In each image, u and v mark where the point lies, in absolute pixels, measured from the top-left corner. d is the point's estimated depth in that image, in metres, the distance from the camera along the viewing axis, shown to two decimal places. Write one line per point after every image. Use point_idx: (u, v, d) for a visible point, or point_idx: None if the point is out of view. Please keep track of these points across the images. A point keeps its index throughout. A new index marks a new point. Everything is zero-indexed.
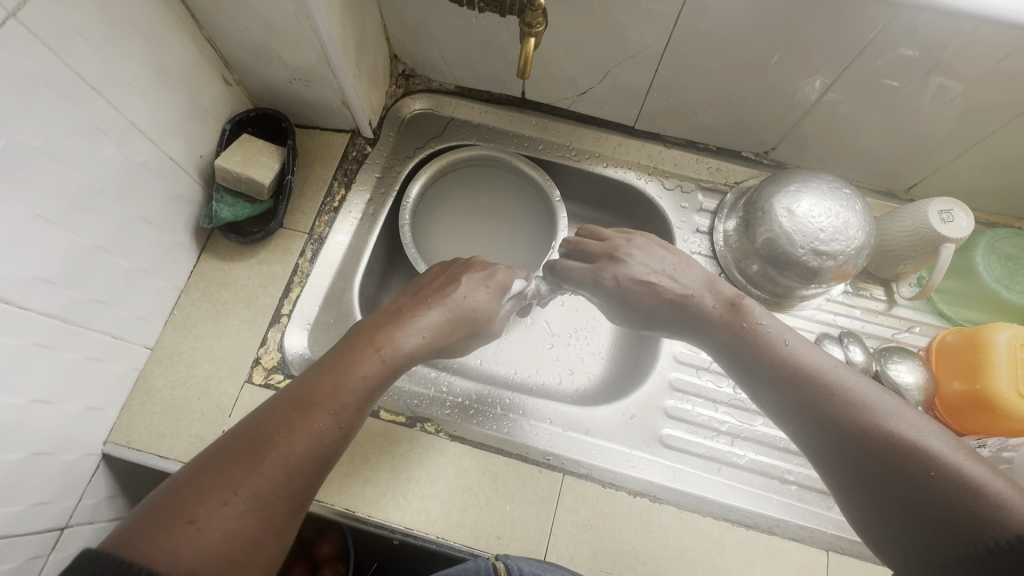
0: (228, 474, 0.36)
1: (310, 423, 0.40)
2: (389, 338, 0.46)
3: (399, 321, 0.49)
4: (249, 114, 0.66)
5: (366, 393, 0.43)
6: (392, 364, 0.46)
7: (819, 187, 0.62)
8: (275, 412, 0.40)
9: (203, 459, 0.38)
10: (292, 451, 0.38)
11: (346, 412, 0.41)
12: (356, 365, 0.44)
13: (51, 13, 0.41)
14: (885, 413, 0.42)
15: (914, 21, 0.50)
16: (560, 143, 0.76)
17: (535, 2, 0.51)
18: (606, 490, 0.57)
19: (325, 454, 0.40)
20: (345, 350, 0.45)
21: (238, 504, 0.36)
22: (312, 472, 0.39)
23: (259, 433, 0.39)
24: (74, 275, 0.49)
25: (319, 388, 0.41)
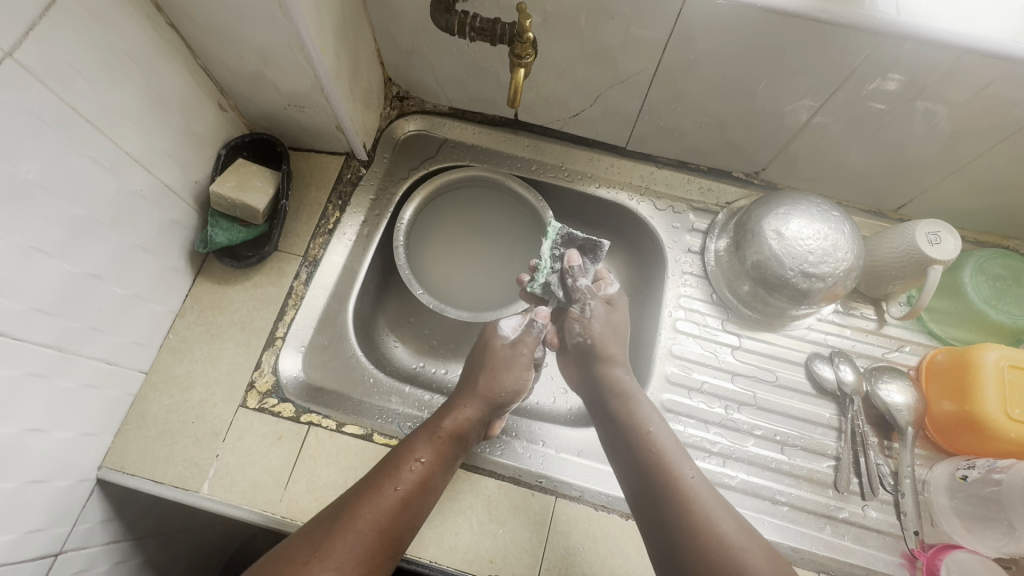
0: (313, 541, 0.45)
1: (376, 497, 0.49)
2: (442, 421, 0.56)
3: (449, 408, 0.58)
4: (244, 139, 0.67)
5: (423, 470, 0.52)
6: (445, 444, 0.54)
7: (807, 209, 0.63)
8: (352, 492, 0.50)
9: (289, 542, 0.46)
10: (363, 522, 0.47)
11: (406, 487, 0.50)
12: (415, 451, 0.53)
13: (47, 50, 0.42)
14: (704, 503, 0.51)
15: (897, 50, 0.51)
16: (552, 163, 0.77)
17: (525, 34, 0.53)
18: (597, 513, 0.57)
19: (391, 527, 0.48)
20: (409, 437, 0.55)
21: (322, 569, 0.44)
22: (380, 543, 0.47)
23: (339, 507, 0.48)
24: (69, 304, 0.49)
25: (386, 470, 0.51)
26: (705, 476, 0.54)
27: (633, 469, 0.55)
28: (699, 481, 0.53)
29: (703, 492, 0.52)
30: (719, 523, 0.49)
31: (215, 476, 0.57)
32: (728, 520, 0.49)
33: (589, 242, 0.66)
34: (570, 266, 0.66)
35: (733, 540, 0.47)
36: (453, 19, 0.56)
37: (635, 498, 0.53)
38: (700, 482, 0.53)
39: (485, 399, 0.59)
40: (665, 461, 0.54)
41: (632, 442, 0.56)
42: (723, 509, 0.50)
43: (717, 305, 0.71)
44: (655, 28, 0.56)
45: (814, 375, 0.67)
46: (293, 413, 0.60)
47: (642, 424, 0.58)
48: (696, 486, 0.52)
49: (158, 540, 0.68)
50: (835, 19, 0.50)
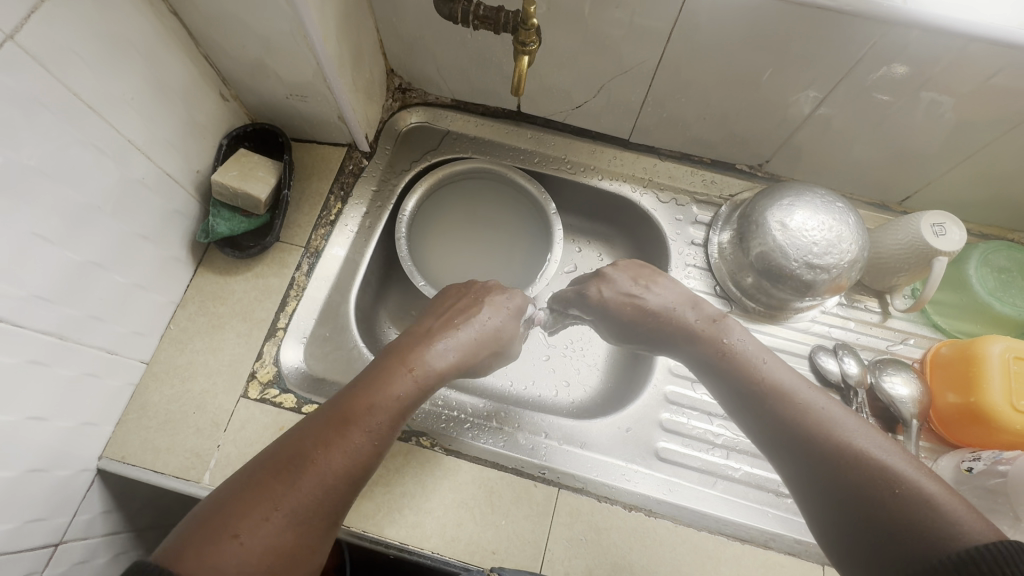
0: (273, 490, 0.41)
1: (346, 442, 0.44)
2: (416, 361, 0.50)
3: (421, 348, 0.51)
4: (246, 129, 0.66)
5: (397, 410, 0.47)
6: (424, 382, 0.49)
7: (812, 200, 0.62)
8: (314, 427, 0.44)
9: (244, 478, 0.42)
10: (330, 468, 0.42)
11: (379, 432, 0.45)
12: (390, 386, 0.47)
13: (49, 34, 0.42)
14: (844, 436, 0.46)
15: (904, 38, 0.51)
16: (555, 156, 0.76)
17: (529, 22, 0.52)
18: (601, 505, 0.57)
19: (358, 473, 0.44)
20: (381, 367, 0.49)
21: (280, 517, 0.40)
22: (344, 491, 0.43)
23: (298, 448, 0.43)
24: (70, 291, 0.49)
25: (354, 411, 0.45)
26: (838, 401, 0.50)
27: (769, 421, 0.51)
28: (835, 414, 0.48)
29: (841, 423, 0.47)
30: (868, 455, 0.44)
31: (216, 466, 0.56)
32: (877, 446, 0.45)
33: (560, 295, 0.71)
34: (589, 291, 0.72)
35: (885, 460, 0.43)
36: (457, 7, 0.55)
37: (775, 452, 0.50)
38: (830, 408, 0.49)
39: (467, 338, 0.54)
40: (792, 402, 0.50)
41: (752, 394, 0.53)
42: (869, 436, 0.46)
43: (721, 297, 0.71)
44: (660, 17, 0.56)
45: (818, 367, 0.66)
46: (295, 403, 0.60)
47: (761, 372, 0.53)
48: (823, 413, 0.48)
49: (158, 533, 0.67)
50: (842, 6, 0.49)
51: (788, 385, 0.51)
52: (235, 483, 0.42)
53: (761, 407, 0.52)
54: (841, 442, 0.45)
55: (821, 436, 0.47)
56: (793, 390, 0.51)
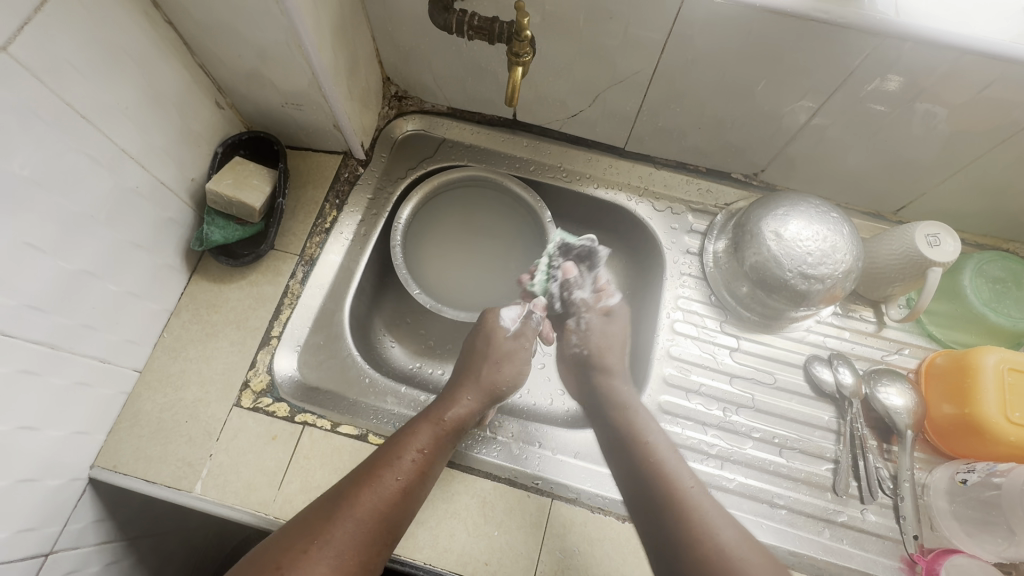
0: (314, 529, 0.47)
1: (378, 485, 0.50)
2: (444, 413, 0.58)
3: (449, 398, 0.61)
4: (241, 137, 0.66)
5: (422, 460, 0.54)
6: (448, 434, 0.57)
7: (807, 210, 0.62)
8: (355, 473, 0.52)
9: (295, 520, 0.48)
10: (362, 514, 0.49)
11: (407, 475, 0.52)
12: (415, 439, 0.55)
13: (42, 45, 0.42)
14: (703, 511, 0.54)
15: (897, 50, 0.51)
16: (551, 164, 0.77)
17: (522, 33, 0.52)
18: (595, 516, 0.56)
19: (391, 514, 0.50)
20: (407, 426, 0.56)
21: (323, 557, 0.46)
22: (378, 530, 0.49)
23: (338, 494, 0.50)
24: (62, 300, 0.49)
25: (386, 461, 0.53)
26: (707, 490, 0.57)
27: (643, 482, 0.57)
28: (698, 488, 0.56)
29: (701, 498, 0.55)
30: (716, 534, 0.51)
31: (208, 476, 0.56)
32: (727, 529, 0.52)
33: (579, 250, 0.72)
34: (568, 276, 0.71)
35: (732, 551, 0.50)
36: (452, 17, 0.56)
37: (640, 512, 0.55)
38: (699, 492, 0.56)
39: (482, 391, 0.62)
40: (665, 473, 0.57)
41: (633, 449, 0.59)
42: (724, 520, 0.53)
43: (716, 306, 0.71)
44: (654, 28, 0.56)
45: (813, 377, 0.66)
46: (288, 412, 0.60)
47: (638, 430, 0.61)
48: (698, 496, 0.55)
49: (150, 541, 0.67)
50: (835, 19, 0.50)
51: (665, 461, 0.58)
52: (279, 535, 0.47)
53: (631, 464, 0.58)
54: (700, 522, 0.52)
55: (681, 508, 0.54)
56: (676, 468, 0.58)
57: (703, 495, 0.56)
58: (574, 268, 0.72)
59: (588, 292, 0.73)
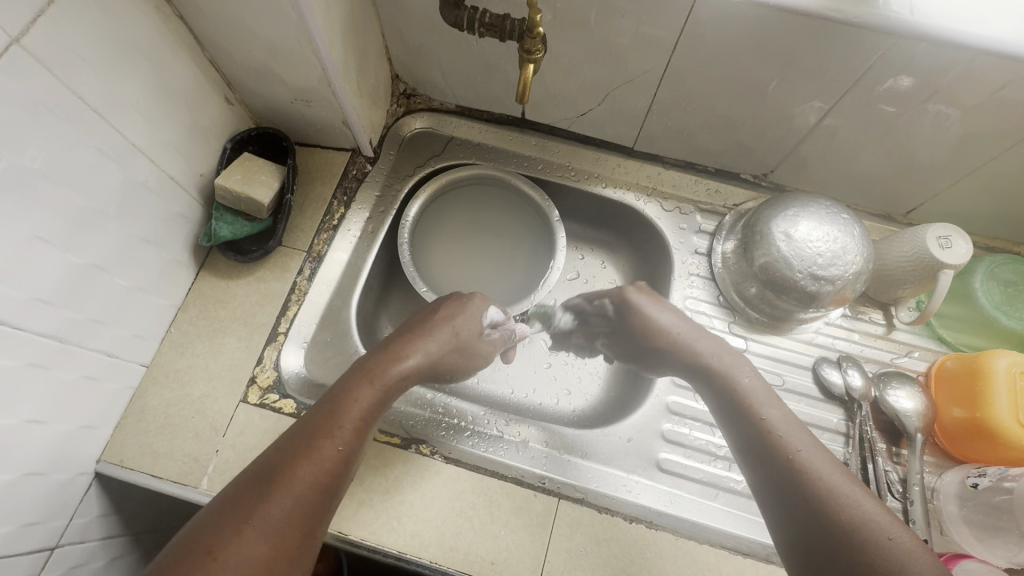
0: (247, 507, 0.39)
1: (316, 455, 0.43)
2: (387, 370, 0.51)
3: (386, 355, 0.52)
4: (250, 133, 0.66)
5: (364, 422, 0.47)
6: (385, 396, 0.50)
7: (817, 210, 0.62)
8: (285, 445, 0.43)
9: (213, 513, 0.39)
10: (300, 487, 0.41)
11: (346, 440, 0.45)
12: (352, 399, 0.47)
13: (53, 37, 0.42)
14: (819, 475, 0.43)
15: (911, 50, 0.51)
16: (559, 163, 0.76)
17: (535, 30, 0.52)
18: (602, 516, 0.56)
19: (332, 482, 0.43)
20: (342, 385, 0.49)
21: (258, 536, 0.38)
22: (318, 502, 0.41)
23: (268, 470, 0.41)
24: (71, 294, 0.49)
25: (322, 425, 0.45)
26: (829, 452, 0.46)
27: (743, 434, 0.50)
28: (816, 452, 0.46)
29: (816, 462, 0.45)
30: (843, 504, 0.41)
31: (214, 472, 0.56)
32: (848, 490, 0.42)
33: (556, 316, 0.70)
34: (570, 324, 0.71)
35: (869, 522, 0.39)
36: (463, 14, 0.56)
37: (749, 463, 0.49)
38: (814, 452, 0.45)
39: (430, 351, 0.54)
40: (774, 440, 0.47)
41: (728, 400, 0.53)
42: (848, 482, 0.43)
43: (724, 307, 0.71)
44: (665, 26, 0.55)
45: (822, 379, 0.66)
46: (294, 409, 0.59)
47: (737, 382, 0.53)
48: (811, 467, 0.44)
49: (155, 536, 0.67)
50: (849, 18, 0.49)
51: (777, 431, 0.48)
52: (202, 517, 0.39)
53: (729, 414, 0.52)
54: (813, 480, 0.43)
55: (790, 467, 0.45)
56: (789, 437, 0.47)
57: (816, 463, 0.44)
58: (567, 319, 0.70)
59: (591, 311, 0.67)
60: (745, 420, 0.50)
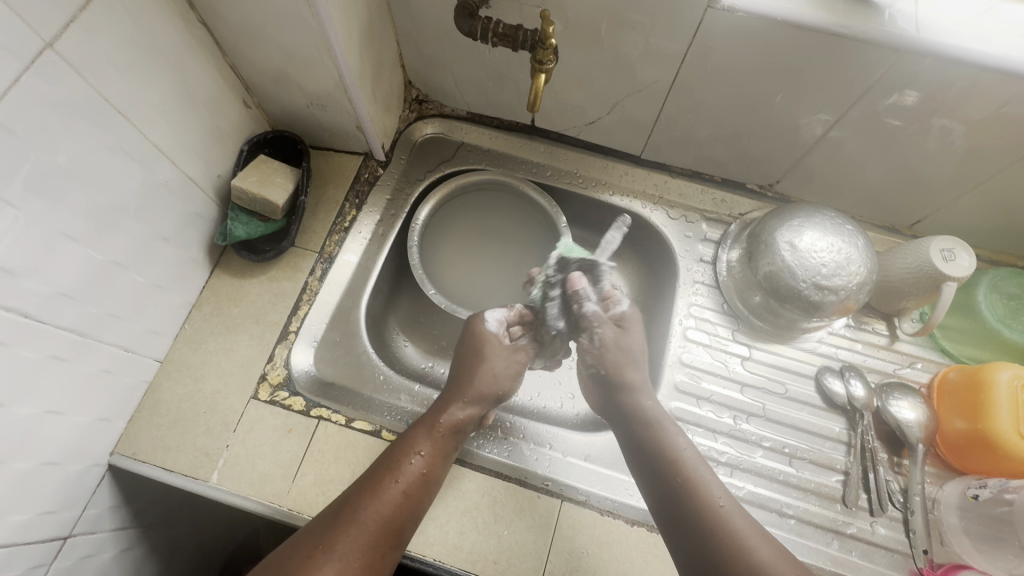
0: (324, 534, 0.46)
1: (379, 493, 0.49)
2: (440, 417, 0.57)
3: (444, 403, 0.59)
4: (266, 136, 0.68)
5: (425, 464, 0.53)
6: (445, 440, 0.56)
7: (821, 222, 0.63)
8: (357, 486, 0.51)
9: (293, 543, 0.47)
10: (366, 521, 0.48)
11: (409, 480, 0.51)
12: (415, 445, 0.54)
13: (84, 42, 0.43)
14: (739, 532, 0.49)
15: (915, 66, 0.52)
16: (567, 170, 0.78)
17: (547, 41, 0.54)
18: (603, 518, 0.57)
19: (395, 518, 0.49)
20: (405, 434, 0.55)
21: (330, 560, 0.45)
22: (383, 534, 0.48)
23: (341, 505, 0.49)
24: (92, 289, 0.50)
25: (387, 465, 0.52)
26: (740, 508, 0.52)
27: (661, 488, 0.54)
28: (731, 507, 0.51)
29: (737, 519, 0.50)
30: (754, 549, 0.48)
31: (224, 466, 0.57)
32: (764, 547, 0.48)
33: (584, 261, 0.69)
34: (575, 287, 0.66)
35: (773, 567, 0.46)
36: (476, 24, 0.57)
37: (665, 519, 0.52)
38: (733, 510, 0.51)
39: (478, 396, 0.60)
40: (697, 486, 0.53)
41: (651, 454, 0.56)
42: (762, 539, 0.49)
43: (728, 315, 0.71)
44: (674, 38, 0.57)
45: (825, 389, 0.67)
46: (303, 406, 0.61)
47: (665, 439, 0.57)
48: (729, 513, 0.50)
49: (163, 529, 0.68)
50: (854, 34, 0.51)
51: (698, 477, 0.53)
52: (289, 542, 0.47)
53: (647, 466, 0.55)
54: (734, 536, 0.49)
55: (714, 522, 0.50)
56: (712, 489, 0.53)
57: (733, 512, 0.51)
58: (582, 279, 0.67)
59: (595, 302, 0.68)
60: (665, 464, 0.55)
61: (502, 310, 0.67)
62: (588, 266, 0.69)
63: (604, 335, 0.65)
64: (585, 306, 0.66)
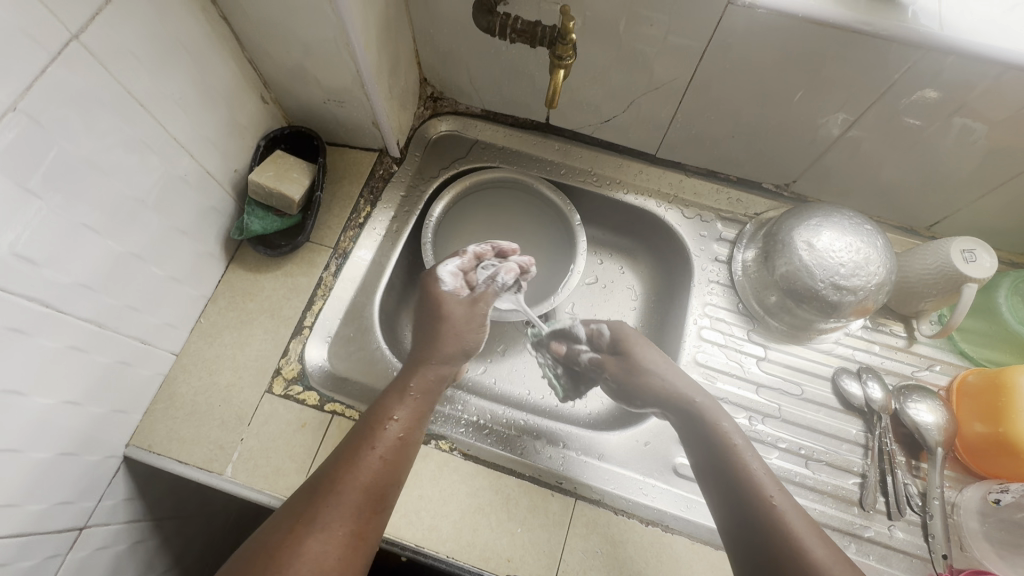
0: (307, 510, 0.44)
1: (358, 462, 0.47)
2: (411, 380, 0.55)
3: (414, 362, 0.56)
4: (283, 132, 0.69)
5: (401, 428, 0.51)
6: (418, 402, 0.54)
7: (840, 221, 0.62)
8: (333, 456, 0.49)
9: (279, 519, 0.45)
10: (348, 491, 0.46)
11: (385, 446, 0.50)
12: (391, 411, 0.52)
13: (109, 34, 0.44)
14: (795, 528, 0.46)
15: (939, 64, 0.51)
16: (582, 168, 0.77)
17: (567, 37, 0.54)
18: (618, 518, 0.56)
19: (375, 486, 0.47)
20: (377, 399, 0.54)
21: (312, 535, 0.43)
22: (365, 502, 0.46)
23: (320, 476, 0.47)
24: (111, 281, 0.50)
25: (361, 432, 0.50)
26: (798, 504, 0.48)
27: (719, 483, 0.52)
28: (786, 501, 0.48)
29: (792, 515, 0.47)
30: (806, 546, 0.45)
31: (238, 460, 0.57)
32: (819, 545, 0.45)
33: (557, 330, 0.69)
34: (562, 354, 0.69)
35: (828, 566, 0.43)
36: (495, 20, 0.57)
37: (723, 515, 0.50)
38: (787, 505, 0.48)
39: (451, 355, 0.57)
40: (749, 478, 0.50)
41: (709, 445, 0.54)
42: (821, 537, 0.46)
43: (743, 315, 0.71)
44: (693, 35, 0.56)
45: (842, 391, 0.66)
46: (317, 401, 0.61)
47: (720, 431, 0.55)
48: (783, 509, 0.47)
49: (176, 522, 0.69)
50: (878, 30, 0.50)
51: (752, 468, 0.51)
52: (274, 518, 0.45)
53: (707, 458, 0.54)
54: (789, 533, 0.46)
55: (767, 521, 0.47)
56: (763, 480, 0.50)
57: (787, 508, 0.47)
58: (560, 342, 0.69)
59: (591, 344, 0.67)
60: (721, 455, 0.53)
61: (456, 260, 0.62)
62: (559, 333, 0.69)
63: (611, 372, 0.64)
64: (583, 357, 0.67)
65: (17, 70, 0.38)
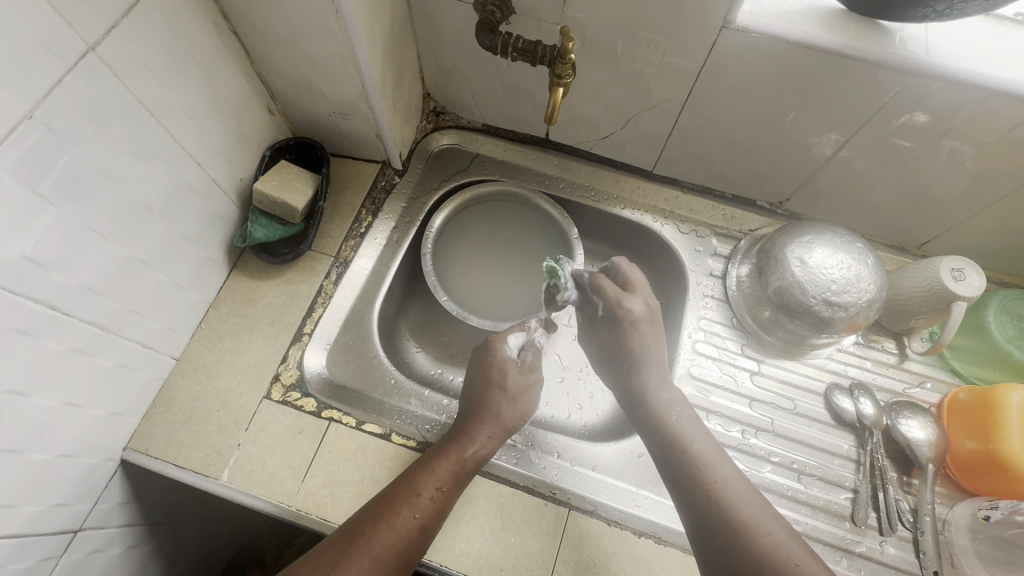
0: (337, 562, 0.46)
1: (395, 522, 0.48)
2: (460, 448, 0.54)
3: (469, 429, 0.56)
4: (288, 142, 0.70)
5: (441, 497, 0.51)
6: (463, 473, 0.54)
7: (831, 239, 0.63)
8: (371, 509, 0.50)
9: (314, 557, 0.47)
10: (379, 553, 0.47)
11: (424, 513, 0.50)
12: (434, 473, 0.52)
13: (124, 47, 0.45)
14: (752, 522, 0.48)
15: (926, 88, 0.53)
16: (580, 183, 0.79)
17: (566, 56, 0.56)
18: (611, 529, 0.57)
19: (406, 551, 0.48)
20: (424, 458, 0.54)
21: None
22: (393, 566, 0.47)
23: (356, 527, 0.48)
24: (117, 285, 0.51)
25: (403, 492, 0.50)
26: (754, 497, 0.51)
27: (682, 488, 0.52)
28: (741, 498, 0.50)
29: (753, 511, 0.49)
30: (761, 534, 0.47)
31: (235, 465, 0.58)
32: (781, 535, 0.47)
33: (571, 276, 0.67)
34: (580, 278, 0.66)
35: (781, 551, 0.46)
36: (497, 39, 0.59)
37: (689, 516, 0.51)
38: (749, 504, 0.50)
39: (504, 427, 0.58)
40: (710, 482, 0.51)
41: (692, 494, 0.51)
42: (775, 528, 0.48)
43: (737, 329, 0.72)
44: (688, 56, 0.58)
45: (834, 406, 0.67)
46: (314, 407, 0.61)
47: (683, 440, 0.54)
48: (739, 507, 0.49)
49: (169, 528, 0.69)
50: (866, 56, 0.52)
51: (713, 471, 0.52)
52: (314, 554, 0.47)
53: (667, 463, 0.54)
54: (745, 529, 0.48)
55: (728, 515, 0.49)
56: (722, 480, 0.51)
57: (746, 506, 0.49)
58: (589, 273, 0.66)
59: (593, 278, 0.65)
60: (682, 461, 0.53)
61: (519, 333, 0.64)
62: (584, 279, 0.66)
63: (632, 310, 0.60)
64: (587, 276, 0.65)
65: (33, 78, 0.39)
